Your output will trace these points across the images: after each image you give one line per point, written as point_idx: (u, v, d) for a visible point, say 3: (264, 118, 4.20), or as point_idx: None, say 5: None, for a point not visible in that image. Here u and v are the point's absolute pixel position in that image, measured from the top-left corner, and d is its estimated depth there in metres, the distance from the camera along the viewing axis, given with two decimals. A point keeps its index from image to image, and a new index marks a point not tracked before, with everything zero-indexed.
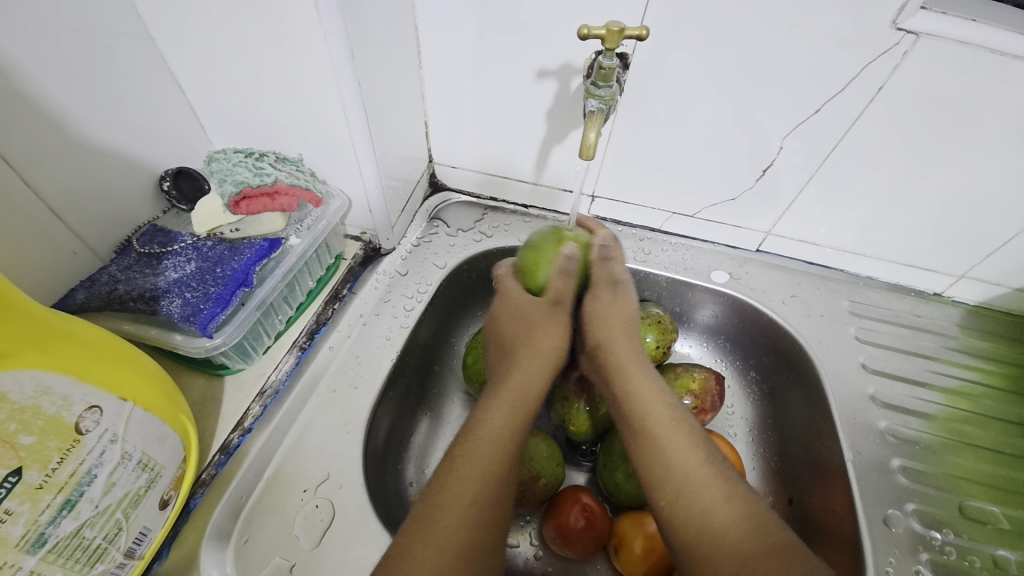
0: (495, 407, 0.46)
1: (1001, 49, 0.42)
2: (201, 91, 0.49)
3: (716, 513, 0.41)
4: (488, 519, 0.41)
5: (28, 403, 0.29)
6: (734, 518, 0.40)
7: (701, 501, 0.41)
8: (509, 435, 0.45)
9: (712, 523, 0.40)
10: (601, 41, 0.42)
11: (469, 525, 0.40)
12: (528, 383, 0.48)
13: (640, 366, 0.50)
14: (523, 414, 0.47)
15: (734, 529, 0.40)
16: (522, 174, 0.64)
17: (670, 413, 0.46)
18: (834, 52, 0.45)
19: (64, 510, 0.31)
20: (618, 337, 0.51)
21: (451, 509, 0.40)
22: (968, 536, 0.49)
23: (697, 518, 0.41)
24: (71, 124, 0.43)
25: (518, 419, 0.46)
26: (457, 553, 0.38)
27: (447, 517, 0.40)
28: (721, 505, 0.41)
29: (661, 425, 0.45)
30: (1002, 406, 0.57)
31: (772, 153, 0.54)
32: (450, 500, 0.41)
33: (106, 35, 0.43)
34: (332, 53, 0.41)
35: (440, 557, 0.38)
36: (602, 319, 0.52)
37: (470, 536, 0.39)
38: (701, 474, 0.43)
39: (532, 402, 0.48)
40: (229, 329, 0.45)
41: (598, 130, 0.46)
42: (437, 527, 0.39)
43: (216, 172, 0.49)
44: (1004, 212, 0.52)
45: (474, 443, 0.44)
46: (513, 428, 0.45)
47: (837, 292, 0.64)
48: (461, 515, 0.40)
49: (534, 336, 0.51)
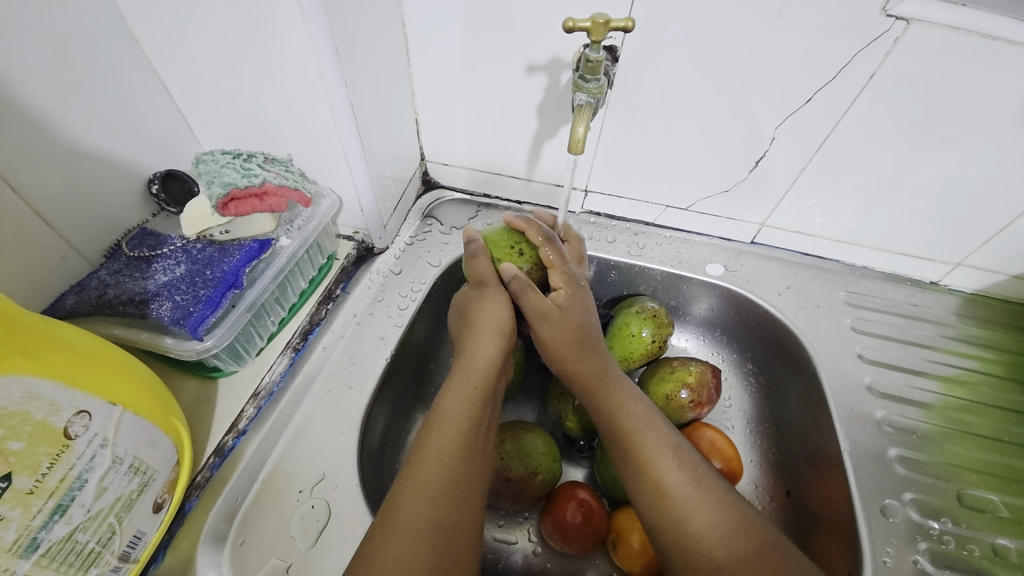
0: (454, 391, 0.46)
1: (992, 34, 0.42)
2: (189, 93, 0.49)
3: (696, 518, 0.41)
4: (453, 498, 0.40)
5: (16, 408, 0.29)
6: (711, 522, 0.40)
7: (680, 505, 0.41)
8: (472, 416, 0.45)
9: (690, 528, 0.40)
10: (588, 34, 0.41)
11: (433, 502, 0.39)
12: (485, 368, 0.48)
13: (610, 372, 0.49)
14: (485, 398, 0.47)
15: (710, 535, 0.40)
16: (514, 170, 0.64)
17: (646, 414, 0.47)
18: (823, 41, 0.45)
19: (56, 515, 0.31)
20: (567, 346, 0.49)
21: (419, 493, 0.40)
22: (967, 525, 0.49)
23: (675, 521, 0.41)
24: (57, 129, 0.43)
25: (479, 403, 0.46)
26: (417, 533, 0.38)
27: (414, 500, 0.39)
28: (699, 506, 0.41)
29: (639, 425, 0.46)
30: (1001, 394, 0.57)
31: (764, 144, 0.54)
32: (419, 484, 0.40)
33: (91, 39, 0.43)
34: (318, 53, 0.41)
35: (406, 538, 0.37)
36: (552, 340, 0.50)
37: (434, 515, 0.39)
38: (675, 479, 0.43)
39: (492, 387, 0.48)
40: (219, 331, 0.45)
41: (587, 124, 0.46)
42: (402, 514, 0.39)
43: (203, 174, 0.48)
44: (998, 199, 0.52)
45: (438, 426, 0.44)
46: (476, 415, 0.45)
47: (832, 282, 0.64)
48: (424, 499, 0.40)
49: (480, 318, 0.51)
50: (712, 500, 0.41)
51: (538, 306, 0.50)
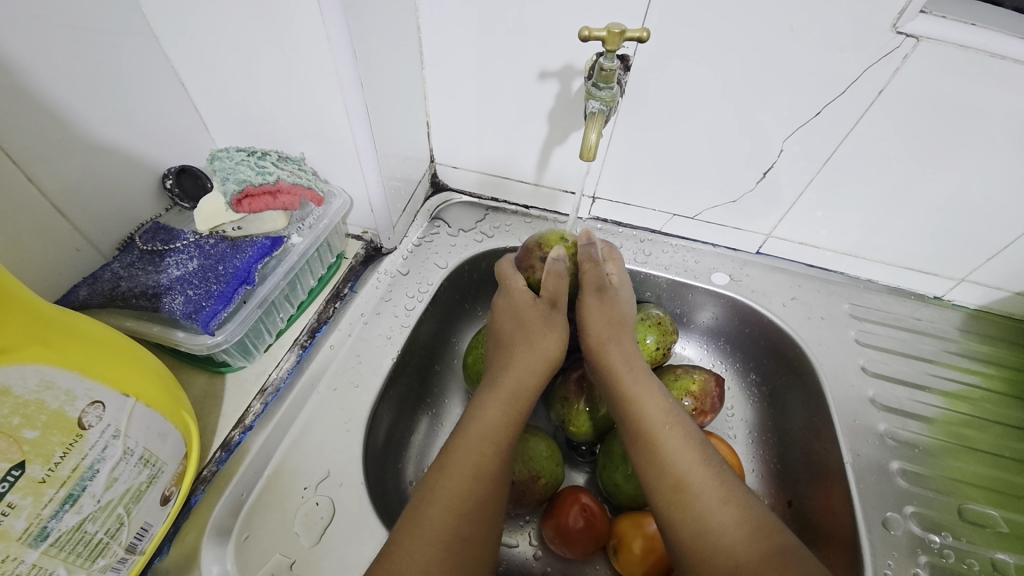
0: (488, 402, 0.46)
1: (1000, 54, 0.42)
2: (204, 89, 0.50)
3: (713, 517, 0.40)
4: (479, 510, 0.40)
5: (31, 397, 0.30)
6: (733, 523, 0.39)
7: (700, 504, 0.40)
8: (503, 431, 0.45)
9: (710, 526, 0.39)
10: (603, 44, 0.42)
11: (459, 514, 0.39)
12: (525, 379, 0.48)
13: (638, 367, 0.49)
14: (519, 410, 0.46)
15: (731, 535, 0.39)
16: (523, 175, 0.64)
17: (668, 412, 0.46)
18: (834, 55, 0.45)
19: (66, 505, 0.31)
20: (609, 342, 0.50)
21: (444, 503, 0.40)
22: (967, 540, 0.49)
23: (692, 519, 0.40)
24: (76, 122, 0.43)
25: (512, 420, 0.46)
26: (446, 544, 0.38)
27: (438, 511, 0.39)
28: (719, 505, 0.40)
29: (660, 422, 0.45)
30: (1003, 410, 0.57)
31: (772, 156, 0.54)
32: (443, 494, 0.40)
33: (113, 35, 0.44)
34: (338, 55, 0.42)
35: (430, 547, 0.37)
36: (593, 321, 0.51)
37: (461, 528, 0.39)
38: (698, 475, 0.42)
39: (525, 397, 0.48)
40: (231, 326, 0.46)
41: (598, 131, 0.46)
42: (427, 521, 0.39)
43: (219, 170, 0.49)
44: (1003, 215, 0.53)
45: (467, 440, 0.43)
46: (511, 433, 0.45)
47: (836, 294, 0.64)
48: (449, 509, 0.39)
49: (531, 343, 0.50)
50: (732, 500, 0.40)
51: (597, 278, 0.51)
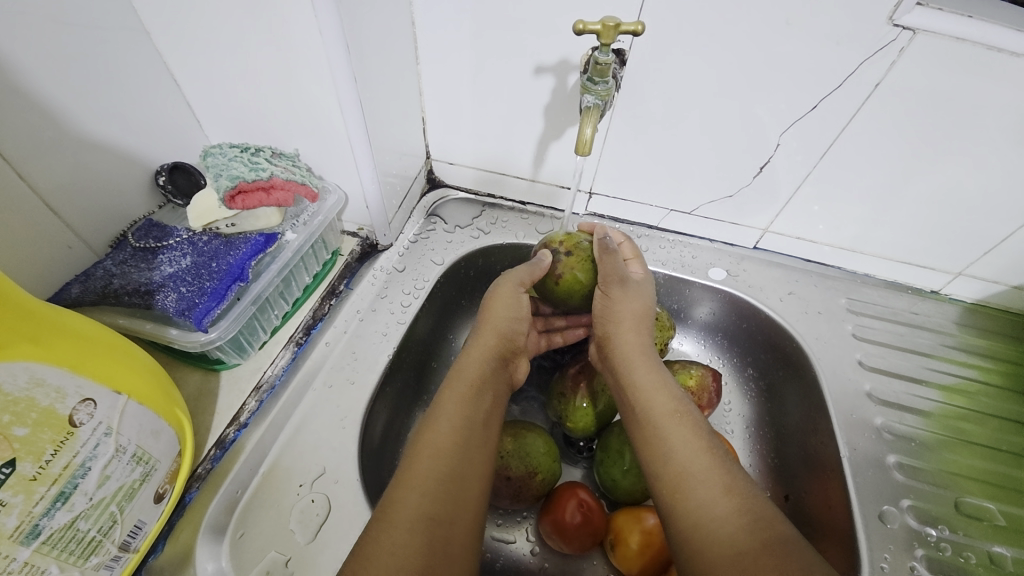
0: (449, 388, 0.46)
1: (997, 46, 0.42)
2: (197, 85, 0.49)
3: (713, 508, 0.39)
4: (450, 494, 0.40)
5: (21, 395, 0.30)
6: (731, 512, 0.38)
7: (699, 493, 0.39)
8: (462, 414, 0.44)
9: (706, 516, 0.38)
10: (597, 37, 0.42)
11: (428, 496, 0.39)
12: (476, 364, 0.48)
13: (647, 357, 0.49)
14: (479, 396, 0.46)
15: (729, 524, 0.37)
16: (519, 171, 0.64)
17: (675, 403, 0.45)
18: (830, 48, 0.45)
19: (58, 502, 0.31)
20: (629, 330, 0.49)
21: (415, 487, 0.39)
22: (964, 533, 0.49)
23: (690, 511, 0.39)
24: (67, 119, 0.43)
25: (472, 402, 0.45)
26: (412, 525, 0.37)
27: (411, 495, 0.39)
28: (720, 495, 0.39)
29: (667, 414, 0.44)
30: (1000, 404, 0.57)
31: (769, 150, 0.54)
32: (415, 478, 0.40)
33: (105, 31, 0.43)
34: (330, 50, 0.41)
35: (400, 530, 0.37)
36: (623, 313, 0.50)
37: (429, 508, 0.38)
38: (697, 464, 0.41)
39: (484, 384, 0.48)
40: (224, 323, 0.45)
41: (593, 126, 0.46)
42: (396, 508, 0.38)
43: (212, 167, 0.49)
44: (1000, 209, 0.52)
45: (433, 423, 0.43)
46: (471, 416, 0.45)
47: (834, 289, 0.64)
48: (419, 491, 0.39)
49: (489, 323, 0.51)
50: (727, 489, 0.39)
51: (616, 269, 0.50)
